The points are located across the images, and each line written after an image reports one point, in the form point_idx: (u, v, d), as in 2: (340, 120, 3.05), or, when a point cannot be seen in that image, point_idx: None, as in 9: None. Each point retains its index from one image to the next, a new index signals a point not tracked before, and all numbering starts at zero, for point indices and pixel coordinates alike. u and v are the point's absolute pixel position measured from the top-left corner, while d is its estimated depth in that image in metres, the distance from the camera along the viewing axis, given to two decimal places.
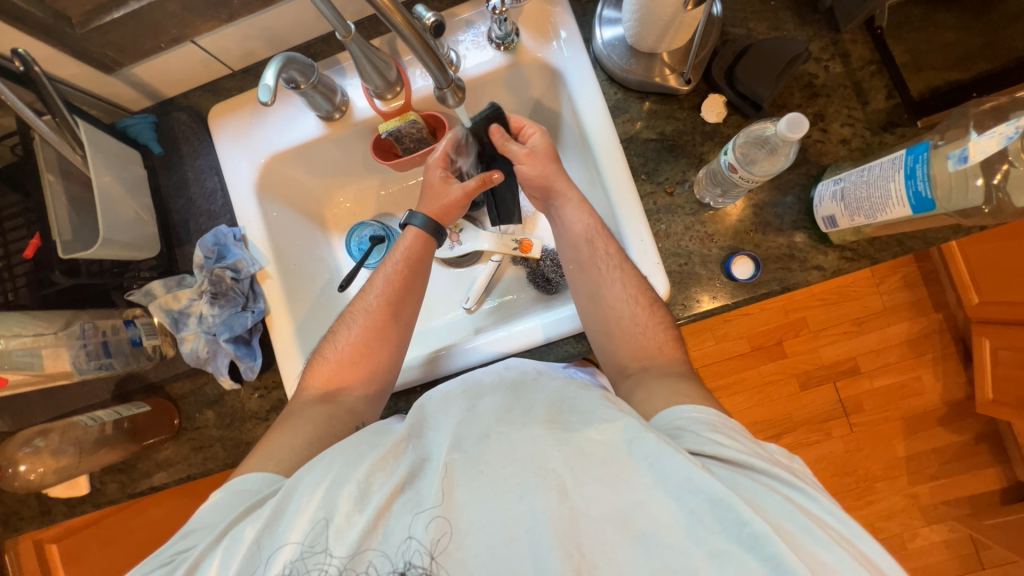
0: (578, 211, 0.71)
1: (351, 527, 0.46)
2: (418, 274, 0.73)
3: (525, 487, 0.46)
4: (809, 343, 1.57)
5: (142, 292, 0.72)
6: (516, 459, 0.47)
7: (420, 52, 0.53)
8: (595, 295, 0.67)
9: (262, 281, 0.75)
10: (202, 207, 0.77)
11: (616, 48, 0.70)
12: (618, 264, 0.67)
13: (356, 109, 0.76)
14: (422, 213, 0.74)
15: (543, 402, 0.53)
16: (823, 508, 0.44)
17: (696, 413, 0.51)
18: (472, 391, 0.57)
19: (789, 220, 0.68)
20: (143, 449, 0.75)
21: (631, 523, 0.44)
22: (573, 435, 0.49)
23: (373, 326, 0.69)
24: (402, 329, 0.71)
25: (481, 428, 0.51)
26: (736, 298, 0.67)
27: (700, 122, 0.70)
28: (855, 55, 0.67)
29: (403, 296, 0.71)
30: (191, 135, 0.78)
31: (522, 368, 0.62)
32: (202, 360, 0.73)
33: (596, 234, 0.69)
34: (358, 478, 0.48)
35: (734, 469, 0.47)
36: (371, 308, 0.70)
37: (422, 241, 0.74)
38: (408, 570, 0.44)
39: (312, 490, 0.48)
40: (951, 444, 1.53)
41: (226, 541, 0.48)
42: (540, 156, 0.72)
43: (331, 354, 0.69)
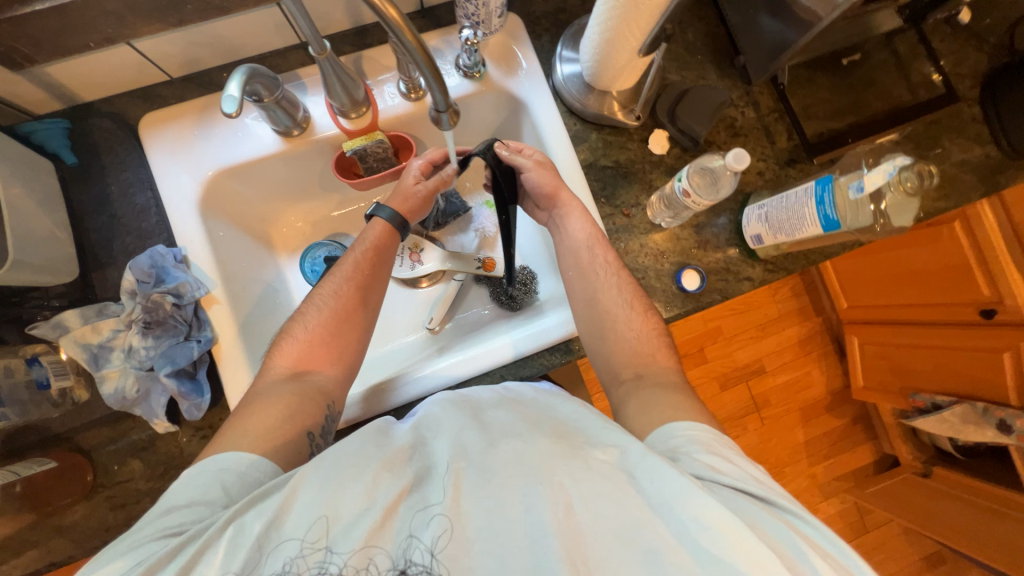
0: (580, 219, 0.74)
1: (353, 524, 0.44)
2: (380, 267, 0.71)
3: (528, 493, 0.45)
4: (725, 348, 1.78)
5: (48, 324, 0.60)
6: (523, 467, 0.47)
7: (433, 83, 0.53)
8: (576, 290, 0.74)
9: (209, 307, 0.68)
10: (130, 225, 0.68)
11: (574, 83, 0.78)
12: (615, 270, 0.72)
13: (318, 126, 0.74)
14: (389, 207, 0.73)
15: (549, 419, 0.54)
16: (823, 537, 0.46)
17: (692, 433, 0.55)
18: (472, 403, 0.58)
19: (724, 238, 0.79)
20: (43, 516, 0.62)
21: (635, 538, 0.44)
22: (580, 452, 0.49)
23: (344, 310, 0.67)
24: (370, 315, 0.70)
25: (487, 438, 0.50)
26: (685, 307, 0.76)
27: (648, 153, 0.80)
28: (763, 104, 0.82)
29: (371, 283, 0.69)
30: (116, 144, 0.69)
31: (515, 389, 0.64)
32: (130, 402, 0.63)
33: (596, 241, 0.73)
34: (367, 479, 0.46)
35: (733, 491, 0.49)
36: (339, 291, 0.67)
37: (388, 235, 0.73)
38: (408, 568, 0.43)
39: (316, 488, 0.45)
40: (837, 426, 1.82)
41: (232, 531, 0.44)
42: (546, 168, 0.74)
43: (299, 335, 0.64)
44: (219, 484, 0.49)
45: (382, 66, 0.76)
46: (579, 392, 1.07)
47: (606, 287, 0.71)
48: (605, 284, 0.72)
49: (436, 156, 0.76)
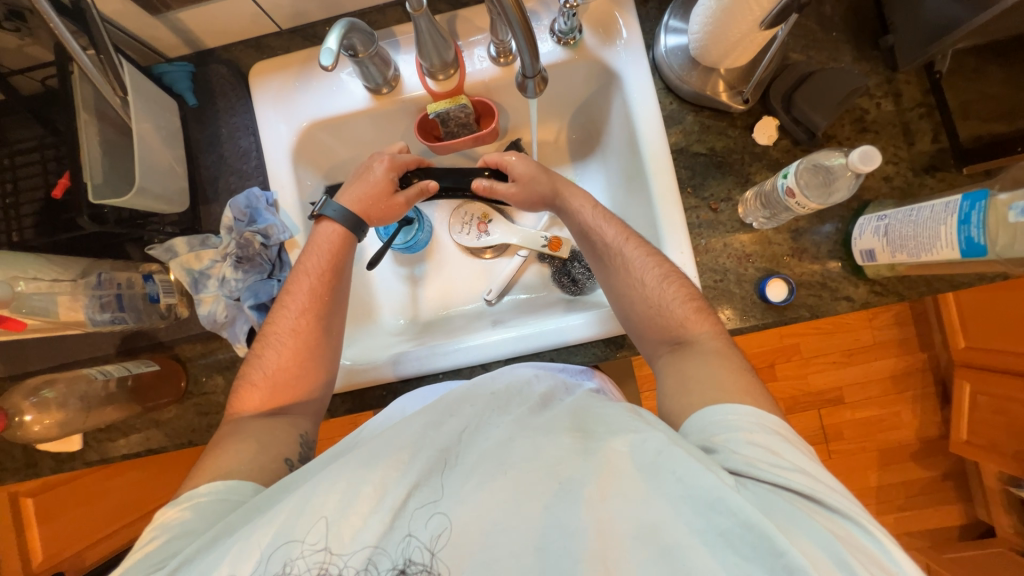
0: (579, 201, 0.74)
1: (363, 526, 0.46)
2: (338, 281, 0.69)
3: (550, 498, 0.47)
4: (799, 368, 1.62)
5: (163, 247, 0.69)
6: (539, 464, 0.49)
7: (519, 33, 0.53)
8: (613, 284, 0.68)
9: (291, 250, 0.73)
10: (234, 166, 0.74)
11: (677, 58, 0.70)
12: (624, 240, 0.68)
13: (406, 86, 0.74)
14: (337, 203, 0.71)
15: (564, 412, 0.55)
16: (868, 537, 0.44)
17: (732, 418, 0.52)
18: (506, 395, 0.58)
19: (825, 249, 0.69)
20: (146, 409, 0.72)
21: (656, 537, 0.44)
22: (599, 445, 0.49)
23: (303, 343, 0.66)
24: (331, 338, 0.68)
25: (504, 432, 0.52)
26: (765, 320, 0.69)
27: (751, 142, 0.71)
28: (907, 96, 0.69)
29: (328, 303, 0.68)
30: (229, 89, 0.75)
31: (553, 378, 0.62)
32: (219, 325, 0.70)
33: (590, 224, 0.71)
34: (372, 480, 0.48)
35: (770, 487, 0.46)
36: (294, 324, 0.66)
37: (343, 238, 0.70)
38: (408, 567, 0.45)
39: (329, 488, 0.47)
40: (921, 478, 1.60)
41: (232, 545, 0.46)
42: (528, 182, 0.74)
43: (261, 381, 0.64)
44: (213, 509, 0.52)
45: (476, 28, 0.74)
46: (629, 388, 1.03)
47: (656, 287, 0.64)
48: (638, 279, 0.65)
49: (410, 162, 0.74)
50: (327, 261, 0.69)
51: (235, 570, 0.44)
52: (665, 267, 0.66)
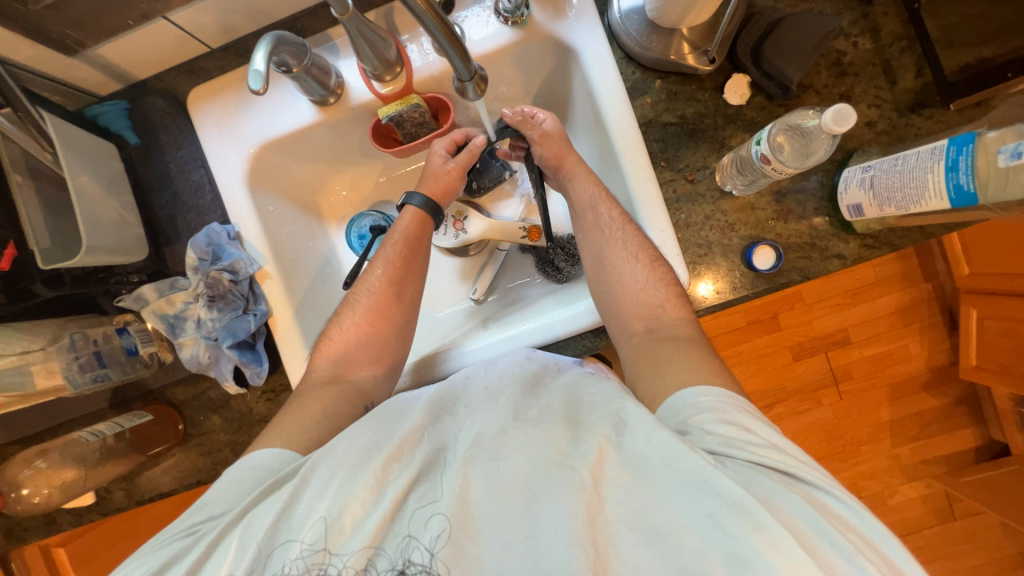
0: (584, 183, 0.72)
1: (364, 515, 0.47)
2: (417, 253, 0.73)
3: (538, 489, 0.47)
4: (803, 315, 1.60)
5: (132, 297, 0.67)
6: (533, 453, 0.49)
7: (441, 37, 0.50)
8: (606, 258, 0.68)
9: (262, 281, 0.71)
10: (189, 202, 0.72)
11: (634, 22, 0.66)
12: (620, 226, 0.68)
13: (352, 92, 0.70)
14: (422, 193, 0.73)
15: (559, 399, 0.55)
16: (846, 508, 0.44)
17: (704, 399, 0.52)
18: (503, 376, 0.59)
19: (811, 206, 0.66)
20: (150, 458, 0.73)
21: (644, 522, 0.45)
22: (587, 433, 0.50)
23: (380, 312, 0.70)
24: (403, 307, 0.71)
25: (498, 423, 0.52)
26: (755, 289, 0.66)
27: (723, 104, 0.67)
28: (885, 30, 0.64)
29: (406, 274, 0.71)
30: (169, 122, 0.72)
31: (542, 360, 0.64)
32: (204, 365, 0.70)
33: (600, 201, 0.70)
34: (376, 470, 0.49)
35: (747, 464, 0.46)
36: (373, 288, 0.70)
37: (419, 222, 0.73)
38: (407, 568, 0.46)
39: (329, 480, 0.49)
40: (934, 407, 1.61)
41: (246, 521, 0.49)
42: (548, 140, 0.72)
43: (336, 337, 0.69)
44: (244, 472, 0.55)
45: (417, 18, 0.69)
46: None
47: (643, 272, 0.65)
48: (632, 256, 0.66)
49: (456, 137, 0.74)
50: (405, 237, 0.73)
51: (244, 551, 0.47)
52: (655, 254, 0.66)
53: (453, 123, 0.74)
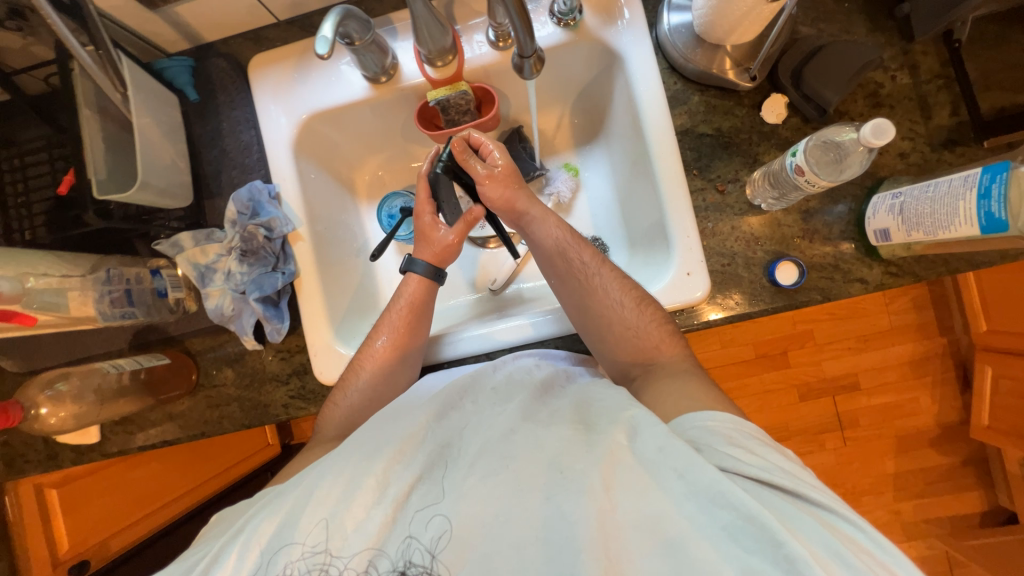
0: (545, 225, 0.71)
1: (368, 517, 0.48)
2: (422, 319, 0.72)
3: (554, 489, 0.47)
4: (813, 355, 1.58)
5: (169, 242, 0.70)
6: (543, 455, 0.50)
7: (513, 15, 0.54)
8: (590, 305, 0.67)
9: (294, 243, 0.73)
10: (236, 160, 0.75)
11: (682, 35, 0.68)
12: (597, 268, 0.68)
13: (405, 74, 0.73)
14: (422, 260, 0.73)
15: (567, 406, 0.56)
16: (858, 531, 0.44)
17: (710, 424, 0.52)
18: (505, 391, 0.60)
19: (837, 229, 0.67)
20: (159, 403, 0.74)
21: (659, 530, 0.43)
22: (601, 437, 0.50)
23: (383, 374, 0.69)
24: (405, 369, 0.71)
25: (507, 423, 0.54)
26: (775, 304, 0.67)
27: (759, 121, 0.69)
28: (924, 67, 0.66)
29: (410, 339, 0.71)
30: (229, 83, 0.75)
31: (553, 367, 0.66)
32: (226, 318, 0.71)
33: (567, 245, 0.70)
34: (377, 471, 0.50)
35: (757, 485, 0.46)
36: (377, 354, 0.70)
37: (424, 286, 0.73)
38: (408, 568, 0.47)
39: (331, 482, 0.50)
40: (940, 465, 1.57)
41: (243, 534, 0.49)
42: (503, 175, 0.71)
43: (340, 403, 0.69)
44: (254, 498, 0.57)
45: (474, 11, 0.73)
46: None
47: (632, 314, 0.66)
48: (615, 301, 0.66)
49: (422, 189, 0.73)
50: (409, 305, 0.72)
51: (244, 554, 0.48)
52: (640, 291, 0.67)
53: (496, 113, 0.76)
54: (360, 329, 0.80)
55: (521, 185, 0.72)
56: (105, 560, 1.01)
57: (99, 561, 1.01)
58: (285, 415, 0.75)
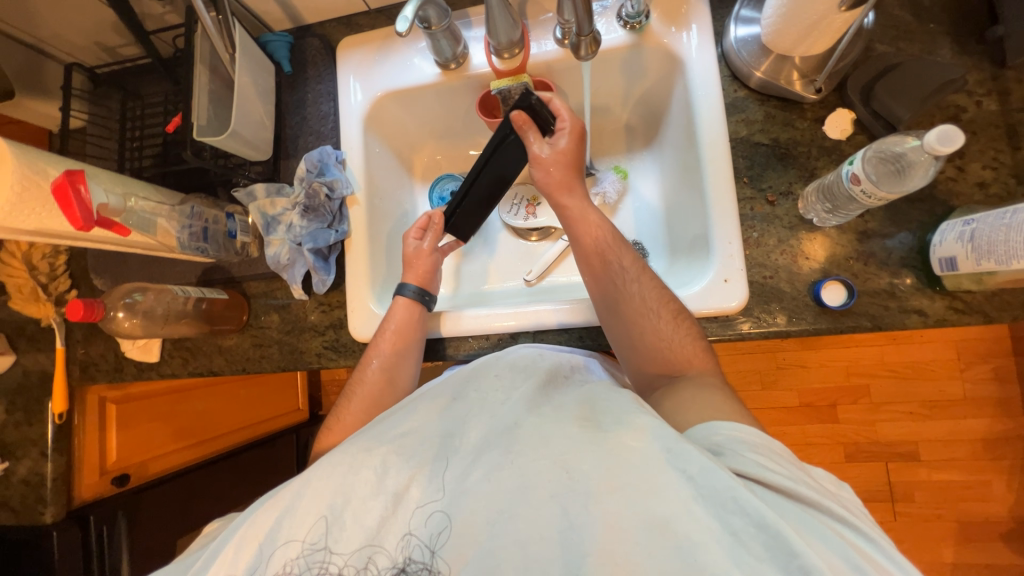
0: (585, 222, 0.71)
1: (369, 511, 0.49)
2: (411, 343, 0.73)
3: (558, 487, 0.45)
4: (867, 413, 1.44)
5: (245, 191, 0.78)
6: (545, 454, 0.47)
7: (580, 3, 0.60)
8: (624, 312, 0.65)
9: (351, 206, 0.80)
10: (313, 127, 0.83)
11: (749, 45, 0.68)
12: (635, 276, 0.66)
13: (473, 64, 0.79)
14: (411, 284, 0.76)
15: (575, 402, 0.53)
16: (886, 557, 0.41)
17: (737, 432, 0.49)
18: (506, 384, 0.58)
19: (897, 257, 0.63)
20: (213, 334, 0.82)
21: (668, 532, 0.41)
22: (607, 436, 0.47)
23: (374, 399, 0.71)
24: (395, 394, 0.72)
25: (513, 417, 0.52)
26: (817, 325, 0.64)
27: (821, 136, 0.67)
28: (1016, 95, 0.62)
29: (398, 363, 0.72)
30: (319, 60, 0.84)
31: (557, 357, 0.63)
32: (281, 266, 0.78)
33: (608, 246, 0.69)
34: (375, 462, 0.51)
35: (780, 496, 0.43)
36: (368, 378, 0.71)
37: (411, 310, 0.74)
38: (408, 564, 0.48)
39: (331, 473, 0.51)
40: (1011, 564, 1.36)
41: (243, 527, 0.50)
42: (563, 163, 0.71)
43: (336, 426, 0.71)
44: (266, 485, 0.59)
45: (545, 10, 0.77)
46: None
47: (667, 328, 0.63)
48: (653, 312, 0.64)
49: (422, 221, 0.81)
50: (398, 328, 0.73)
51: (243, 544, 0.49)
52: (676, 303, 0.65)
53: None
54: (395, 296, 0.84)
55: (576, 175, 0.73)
56: (141, 479, 1.09)
57: (138, 478, 1.09)
58: (317, 363, 0.80)
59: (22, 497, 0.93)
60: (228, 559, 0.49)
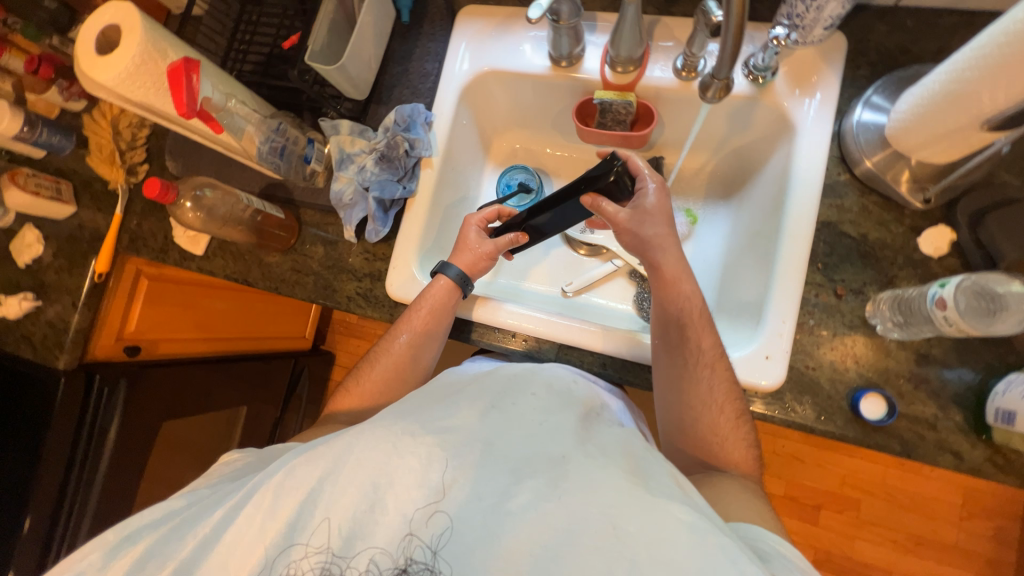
0: (676, 292, 0.67)
1: (401, 502, 0.49)
2: (440, 323, 0.74)
3: (600, 541, 0.44)
4: (849, 526, 1.39)
5: (331, 123, 0.79)
6: (591, 501, 0.46)
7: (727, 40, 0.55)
8: (685, 391, 0.64)
9: (424, 167, 0.80)
10: (412, 82, 0.84)
11: (869, 132, 0.65)
12: (710, 362, 0.63)
13: (584, 68, 0.77)
14: (456, 265, 0.74)
15: (621, 452, 0.52)
16: None
17: (784, 547, 0.48)
18: (543, 408, 0.57)
19: (949, 391, 0.61)
20: (258, 247, 0.85)
21: None
22: (657, 502, 0.46)
23: (395, 370, 0.74)
24: (416, 370, 0.75)
25: (561, 449, 0.51)
26: (845, 432, 0.62)
27: (912, 246, 0.64)
28: None
29: (425, 340, 0.73)
30: (437, 19, 0.85)
31: (591, 390, 0.65)
32: (341, 204, 0.79)
33: (690, 320, 0.65)
34: (419, 452, 0.50)
35: None
36: (393, 350, 0.73)
37: (449, 294, 0.73)
38: (408, 566, 0.47)
39: (377, 451, 0.50)
40: None
41: (282, 478, 0.51)
42: (658, 216, 0.68)
43: (354, 390, 0.74)
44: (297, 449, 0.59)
45: (672, 36, 0.75)
46: None
47: (724, 424, 0.63)
48: (713, 402, 0.63)
49: (489, 215, 0.78)
50: (431, 307, 0.73)
51: (279, 496, 0.50)
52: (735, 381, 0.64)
53: (647, 134, 0.78)
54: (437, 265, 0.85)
55: (671, 227, 0.69)
56: (147, 356, 1.14)
57: (146, 354, 1.14)
58: (345, 305, 0.82)
59: (43, 337, 0.98)
60: (261, 508, 0.50)
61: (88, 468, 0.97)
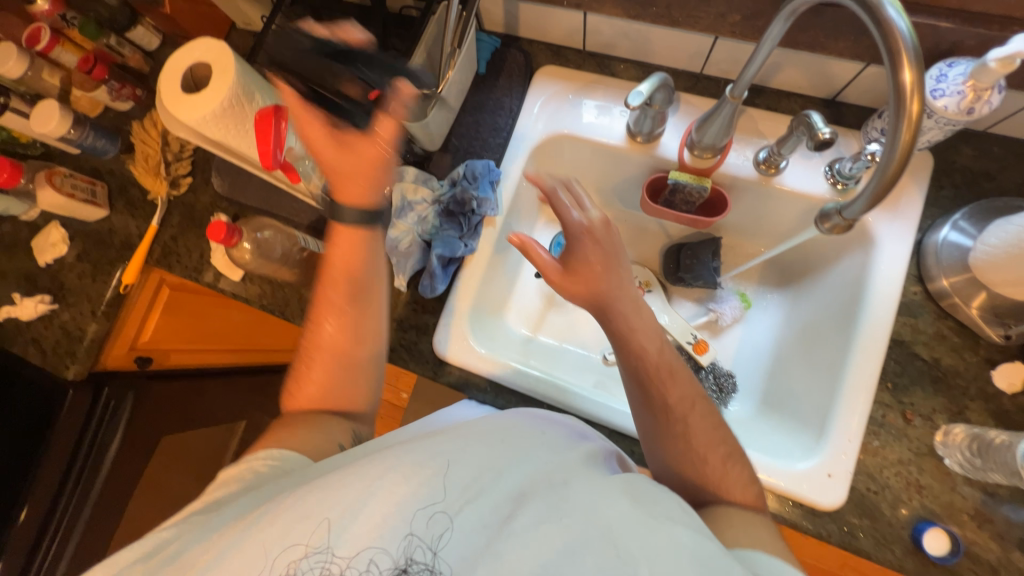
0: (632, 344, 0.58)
1: (399, 523, 0.44)
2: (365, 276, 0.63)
3: (603, 564, 0.40)
4: None
5: (397, 169, 0.76)
6: (593, 519, 0.43)
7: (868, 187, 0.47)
8: (669, 445, 0.56)
9: (486, 225, 0.78)
10: (482, 134, 0.82)
11: (951, 257, 0.65)
12: (682, 412, 0.56)
13: (662, 146, 0.76)
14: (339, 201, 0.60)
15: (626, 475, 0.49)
16: None
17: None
18: (551, 436, 0.53)
19: (1014, 535, 0.59)
20: (303, 285, 0.82)
21: None
22: (664, 526, 0.43)
23: (340, 355, 0.62)
24: (366, 364, 0.64)
25: (562, 473, 0.48)
26: (905, 565, 0.59)
27: (984, 380, 0.64)
28: None
29: (349, 297, 0.62)
30: (515, 74, 0.83)
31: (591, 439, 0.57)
32: (394, 252, 0.75)
33: (655, 371, 0.57)
34: (423, 477, 0.46)
35: None
36: (328, 329, 0.62)
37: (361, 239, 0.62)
38: (408, 568, 0.42)
39: (386, 476, 0.46)
40: None
41: (280, 503, 0.46)
42: (591, 264, 0.58)
43: (298, 388, 0.63)
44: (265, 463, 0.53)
45: (755, 127, 0.74)
46: None
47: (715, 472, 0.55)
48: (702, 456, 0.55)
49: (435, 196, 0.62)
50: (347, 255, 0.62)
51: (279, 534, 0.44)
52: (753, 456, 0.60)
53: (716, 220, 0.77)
54: (485, 325, 0.81)
55: (618, 259, 0.60)
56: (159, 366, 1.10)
57: (156, 364, 1.09)
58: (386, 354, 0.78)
59: (55, 344, 0.91)
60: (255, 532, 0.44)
61: (82, 487, 0.91)
